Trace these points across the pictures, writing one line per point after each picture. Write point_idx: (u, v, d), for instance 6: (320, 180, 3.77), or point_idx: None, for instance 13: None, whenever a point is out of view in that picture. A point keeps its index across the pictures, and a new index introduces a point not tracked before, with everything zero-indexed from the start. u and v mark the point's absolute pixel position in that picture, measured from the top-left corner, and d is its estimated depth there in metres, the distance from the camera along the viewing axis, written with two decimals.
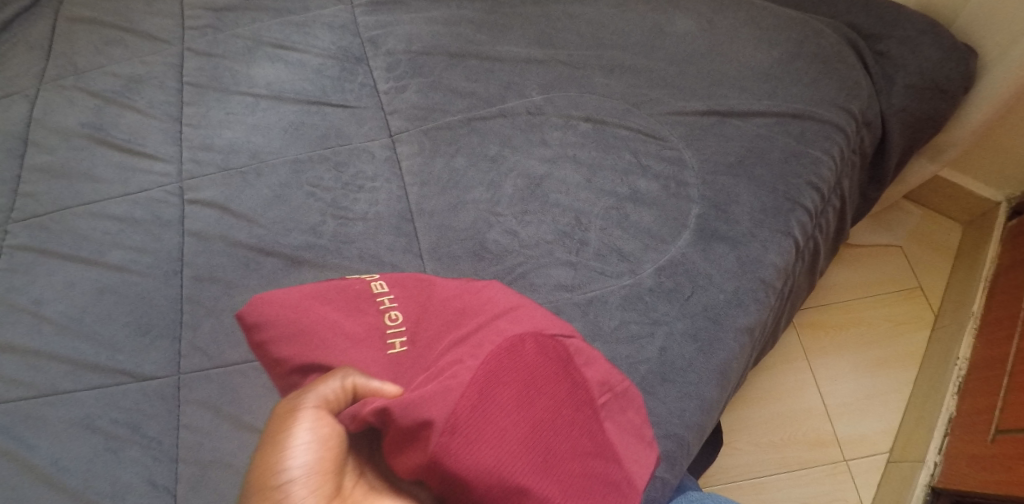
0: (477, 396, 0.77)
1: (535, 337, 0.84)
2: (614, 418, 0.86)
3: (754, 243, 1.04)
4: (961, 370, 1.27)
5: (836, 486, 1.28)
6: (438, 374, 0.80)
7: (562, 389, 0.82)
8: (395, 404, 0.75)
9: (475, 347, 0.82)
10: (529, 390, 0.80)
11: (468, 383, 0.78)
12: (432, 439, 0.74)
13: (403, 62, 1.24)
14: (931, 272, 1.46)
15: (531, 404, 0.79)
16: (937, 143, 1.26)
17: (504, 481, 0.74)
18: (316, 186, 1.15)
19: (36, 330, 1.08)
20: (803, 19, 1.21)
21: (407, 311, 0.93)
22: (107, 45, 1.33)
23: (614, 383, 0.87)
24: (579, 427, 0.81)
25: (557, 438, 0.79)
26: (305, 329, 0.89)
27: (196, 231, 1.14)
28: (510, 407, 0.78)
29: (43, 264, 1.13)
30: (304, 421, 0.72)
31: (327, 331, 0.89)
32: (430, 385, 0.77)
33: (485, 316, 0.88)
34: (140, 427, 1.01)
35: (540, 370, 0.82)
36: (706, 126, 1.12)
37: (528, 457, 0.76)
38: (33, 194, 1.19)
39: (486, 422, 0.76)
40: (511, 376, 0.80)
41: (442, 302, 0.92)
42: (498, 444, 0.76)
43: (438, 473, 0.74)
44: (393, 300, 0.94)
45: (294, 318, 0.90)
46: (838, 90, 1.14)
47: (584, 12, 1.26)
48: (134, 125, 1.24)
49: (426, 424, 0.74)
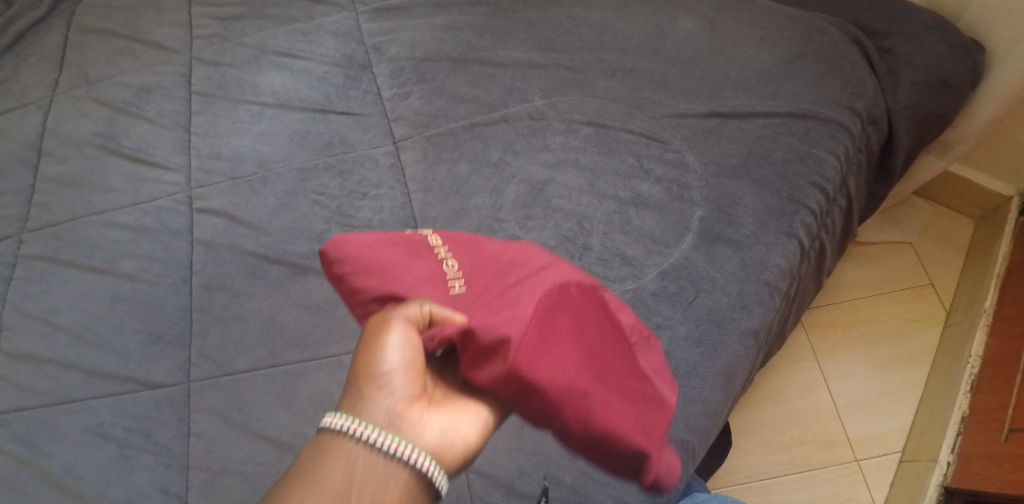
0: (544, 317, 0.76)
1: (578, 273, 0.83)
2: (643, 356, 0.86)
3: (758, 245, 1.03)
4: (973, 368, 1.25)
5: (847, 487, 1.27)
6: (501, 302, 0.77)
7: (605, 317, 0.82)
8: (472, 325, 0.72)
9: (531, 280, 0.79)
10: (580, 318, 0.80)
11: (536, 306, 0.76)
12: (512, 353, 0.71)
13: (407, 69, 1.25)
14: (943, 268, 1.44)
15: (590, 335, 0.79)
16: (946, 139, 1.24)
17: (572, 393, 0.75)
18: (321, 194, 1.16)
19: (51, 338, 1.10)
20: (807, 18, 1.20)
21: (462, 262, 0.87)
22: (117, 55, 1.35)
23: (640, 327, 0.87)
24: (620, 353, 0.82)
25: (607, 360, 0.80)
26: (385, 267, 0.84)
27: (205, 240, 1.15)
28: (573, 338, 0.78)
29: (57, 273, 1.15)
30: (400, 325, 0.68)
31: (403, 271, 0.84)
32: (499, 309, 0.75)
33: (538, 256, 0.85)
34: (151, 434, 1.02)
35: (587, 301, 0.81)
36: (709, 128, 1.11)
37: (591, 380, 0.77)
38: (47, 204, 1.21)
39: (553, 348, 0.75)
40: (567, 302, 0.79)
41: (491, 255, 0.87)
42: (564, 359, 0.75)
43: (515, 385, 0.72)
44: (450, 250, 0.88)
45: (372, 256, 0.85)
46: (842, 89, 1.13)
47: (586, 15, 1.25)
48: (144, 134, 1.25)
49: (505, 342, 0.72)
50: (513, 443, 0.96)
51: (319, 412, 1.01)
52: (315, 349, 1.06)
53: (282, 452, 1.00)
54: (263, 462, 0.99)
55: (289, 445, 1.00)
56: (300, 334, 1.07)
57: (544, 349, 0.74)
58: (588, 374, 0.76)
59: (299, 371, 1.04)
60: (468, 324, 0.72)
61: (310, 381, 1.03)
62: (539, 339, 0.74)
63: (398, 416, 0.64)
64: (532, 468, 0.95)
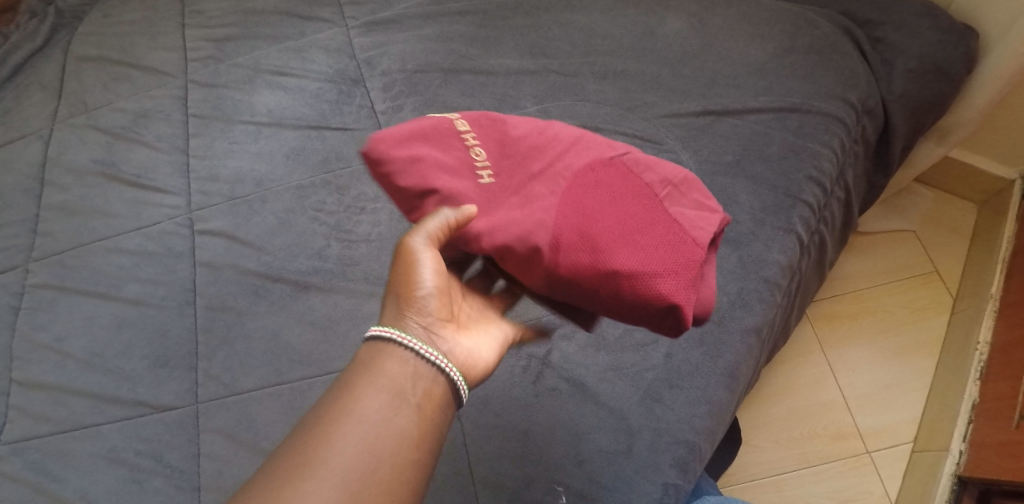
0: (572, 219, 0.80)
1: (602, 163, 0.85)
2: (681, 207, 0.85)
3: (757, 242, 1.03)
4: (982, 354, 1.24)
5: (860, 479, 1.26)
6: (529, 204, 0.81)
7: (637, 193, 0.84)
8: (504, 237, 0.79)
9: (555, 181, 0.83)
10: (610, 201, 0.82)
11: (562, 213, 0.80)
12: (545, 259, 0.79)
13: (399, 82, 1.25)
14: (949, 254, 1.43)
15: (622, 202, 0.82)
16: (944, 125, 1.22)
17: (608, 273, 0.78)
18: (319, 211, 1.17)
19: (60, 366, 1.11)
20: (797, 11, 1.20)
21: (490, 146, 0.87)
22: (114, 82, 1.36)
23: (675, 178, 0.87)
24: (662, 220, 0.82)
25: (646, 233, 0.81)
26: (411, 164, 0.82)
27: (207, 261, 1.16)
28: (609, 209, 0.81)
29: (64, 301, 1.16)
30: (424, 246, 0.79)
31: (432, 168, 0.82)
32: (529, 215, 0.80)
33: (560, 138, 0.87)
34: (162, 457, 1.03)
35: (613, 185, 0.84)
36: (702, 127, 1.11)
37: (627, 251, 0.79)
38: (51, 233, 1.22)
39: (594, 227, 0.80)
40: (593, 197, 0.82)
41: (518, 138, 0.87)
42: (599, 246, 0.79)
43: (554, 283, 0.80)
44: (475, 133, 0.87)
45: (404, 158, 0.82)
46: (835, 81, 1.12)
47: (575, 19, 1.25)
48: (143, 159, 1.27)
49: (539, 250, 0.79)
50: (519, 452, 0.96)
51: None
52: (319, 366, 1.06)
53: None
54: None
55: None
56: (304, 352, 1.07)
57: (588, 235, 0.79)
58: (631, 240, 0.80)
59: (304, 388, 1.05)
60: (501, 237, 0.79)
61: (315, 398, 1.04)
62: (583, 229, 0.80)
63: (432, 327, 0.78)
64: (539, 475, 0.95)
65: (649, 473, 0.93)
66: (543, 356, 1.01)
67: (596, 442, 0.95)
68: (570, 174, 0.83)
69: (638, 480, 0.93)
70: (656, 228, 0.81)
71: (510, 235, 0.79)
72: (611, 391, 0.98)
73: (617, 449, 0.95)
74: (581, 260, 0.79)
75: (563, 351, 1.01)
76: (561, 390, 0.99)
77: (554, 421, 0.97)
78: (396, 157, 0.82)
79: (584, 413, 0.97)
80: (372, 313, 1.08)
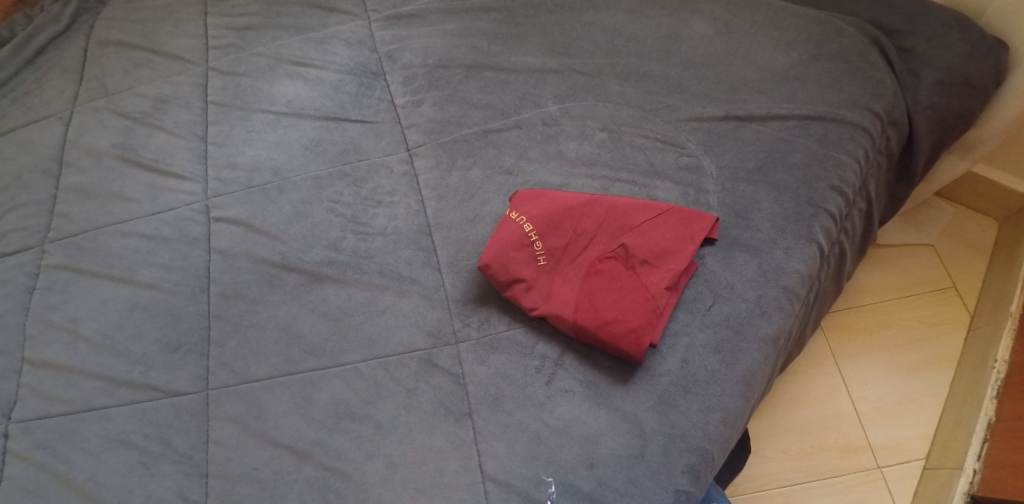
0: (587, 303, 0.98)
1: (612, 251, 1.01)
2: (655, 271, 0.99)
3: (776, 251, 1.02)
4: (1000, 373, 1.22)
5: (870, 494, 1.24)
6: (554, 288, 1.01)
7: (634, 274, 0.99)
8: (542, 309, 1.00)
9: (578, 272, 1.01)
10: (615, 283, 0.99)
11: (580, 298, 0.99)
12: (570, 331, 0.99)
13: (420, 76, 1.25)
14: (967, 270, 1.41)
15: (627, 286, 0.98)
16: (968, 139, 1.21)
17: (613, 340, 0.96)
18: (336, 202, 1.17)
19: (72, 347, 1.12)
20: (824, 18, 1.18)
21: (541, 228, 1.03)
22: (135, 67, 1.36)
23: (659, 244, 1.00)
24: (648, 291, 0.97)
25: (638, 304, 0.97)
26: (499, 245, 1.03)
27: (222, 248, 1.16)
28: (617, 293, 0.98)
29: (78, 283, 1.16)
30: None
31: (508, 251, 1.02)
32: (558, 297, 1.00)
33: (592, 220, 1.03)
34: (171, 442, 1.03)
35: (614, 270, 1.00)
36: (725, 132, 1.10)
37: (625, 322, 0.96)
38: (68, 215, 1.22)
39: (601, 305, 0.98)
40: (601, 284, 0.99)
41: (558, 225, 1.03)
42: (608, 321, 0.97)
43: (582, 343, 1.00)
44: (526, 216, 1.05)
45: (496, 237, 1.04)
46: (861, 90, 1.11)
47: (598, 19, 1.25)
48: (161, 145, 1.27)
49: (566, 323, 0.99)
50: (530, 451, 0.96)
51: (335, 420, 1.02)
52: (331, 357, 1.06)
53: (300, 460, 1.00)
54: (282, 470, 1.00)
55: (306, 453, 1.00)
56: (317, 343, 1.07)
57: (596, 314, 0.97)
58: (627, 316, 0.96)
59: (316, 379, 1.05)
60: (540, 307, 1.00)
61: (327, 389, 1.04)
62: (593, 307, 0.98)
63: None
64: (550, 476, 0.94)
65: (661, 478, 0.93)
66: (557, 356, 1.01)
67: (608, 445, 0.95)
68: (586, 265, 1.01)
69: (650, 485, 0.92)
70: (646, 306, 0.97)
71: (545, 308, 1.00)
72: (625, 394, 0.97)
73: (629, 453, 0.94)
74: (588, 334, 0.98)
75: (577, 352, 1.01)
76: (575, 391, 0.98)
77: (566, 421, 0.97)
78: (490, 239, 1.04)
79: (597, 415, 0.96)
80: (386, 306, 1.08)
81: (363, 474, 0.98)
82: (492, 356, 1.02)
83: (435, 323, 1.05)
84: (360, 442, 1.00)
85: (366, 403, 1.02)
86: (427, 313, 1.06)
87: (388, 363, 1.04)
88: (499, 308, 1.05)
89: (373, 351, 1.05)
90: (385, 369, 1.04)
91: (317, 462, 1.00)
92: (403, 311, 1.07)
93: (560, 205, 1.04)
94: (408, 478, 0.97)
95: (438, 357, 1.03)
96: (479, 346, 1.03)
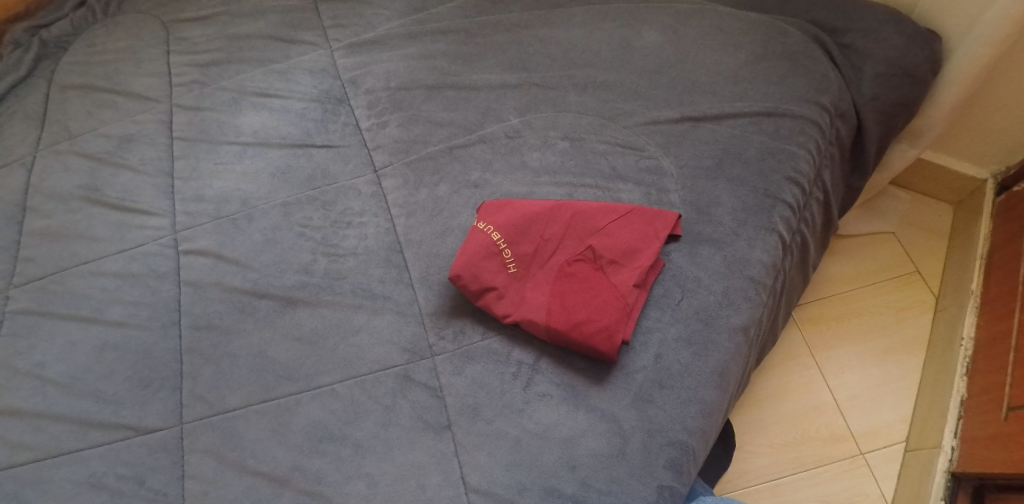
0: (560, 306, 0.99)
1: (580, 254, 1.02)
2: (623, 270, 1.01)
3: (740, 242, 1.04)
4: (967, 351, 1.25)
5: (856, 481, 1.25)
6: (527, 295, 1.02)
7: (603, 275, 1.00)
8: (517, 316, 1.01)
9: (550, 277, 1.02)
10: (586, 285, 1.00)
11: (553, 302, 1.00)
12: (545, 334, 1.00)
13: (384, 99, 1.27)
14: (928, 255, 1.45)
15: (598, 287, 1.00)
16: (914, 128, 1.25)
17: (588, 341, 0.97)
18: (306, 226, 1.17)
19: (39, 391, 1.09)
20: (766, 20, 1.23)
21: (509, 236, 1.04)
22: (99, 108, 1.36)
23: (626, 244, 1.02)
24: (618, 289, 0.99)
25: (608, 302, 0.98)
26: (470, 255, 1.04)
27: (193, 280, 1.15)
28: (587, 294, 0.99)
29: (45, 326, 1.14)
30: None
31: (477, 260, 1.03)
32: (531, 303, 1.01)
33: (559, 225, 1.05)
34: (145, 480, 1.01)
35: (584, 272, 1.01)
36: (681, 132, 1.14)
37: (599, 322, 0.97)
38: (32, 259, 1.21)
39: (574, 307, 0.99)
40: (571, 286, 1.00)
41: (526, 232, 1.04)
42: (581, 322, 0.98)
43: (558, 345, 1.00)
44: (494, 223, 1.05)
45: (466, 246, 1.05)
46: (807, 86, 1.16)
47: (553, 34, 1.29)
48: (128, 183, 1.26)
49: (541, 327, 0.99)
50: (511, 459, 0.95)
51: (314, 444, 1.00)
52: (306, 380, 1.05)
53: (279, 487, 0.99)
54: (260, 498, 0.98)
55: (285, 479, 0.99)
56: (291, 366, 1.06)
57: (570, 316, 0.98)
58: (598, 316, 0.97)
59: (292, 403, 1.03)
60: (515, 314, 1.01)
61: (303, 412, 1.03)
62: (566, 310, 0.99)
63: None
64: (533, 482, 0.94)
65: (644, 475, 0.93)
66: (533, 361, 1.01)
67: (589, 446, 0.95)
68: (556, 271, 1.02)
69: (632, 483, 0.93)
70: (617, 304, 0.98)
71: (519, 316, 1.01)
72: (603, 394, 0.98)
73: (610, 452, 0.94)
74: (564, 336, 0.98)
75: (552, 355, 1.01)
76: (553, 394, 0.99)
77: (546, 425, 0.97)
78: (463, 251, 1.04)
79: (576, 416, 0.97)
80: (360, 325, 1.08)
81: (345, 495, 0.97)
82: (469, 366, 1.02)
83: (410, 338, 1.05)
84: (339, 464, 0.99)
85: (344, 424, 1.01)
86: (402, 328, 1.06)
87: (364, 381, 1.03)
88: (472, 317, 1.05)
89: (349, 370, 1.05)
90: (361, 388, 1.03)
91: (297, 488, 0.98)
92: (377, 328, 1.07)
93: (526, 212, 1.06)
94: (389, 496, 0.96)
95: (414, 372, 1.03)
96: (455, 357, 1.03)
